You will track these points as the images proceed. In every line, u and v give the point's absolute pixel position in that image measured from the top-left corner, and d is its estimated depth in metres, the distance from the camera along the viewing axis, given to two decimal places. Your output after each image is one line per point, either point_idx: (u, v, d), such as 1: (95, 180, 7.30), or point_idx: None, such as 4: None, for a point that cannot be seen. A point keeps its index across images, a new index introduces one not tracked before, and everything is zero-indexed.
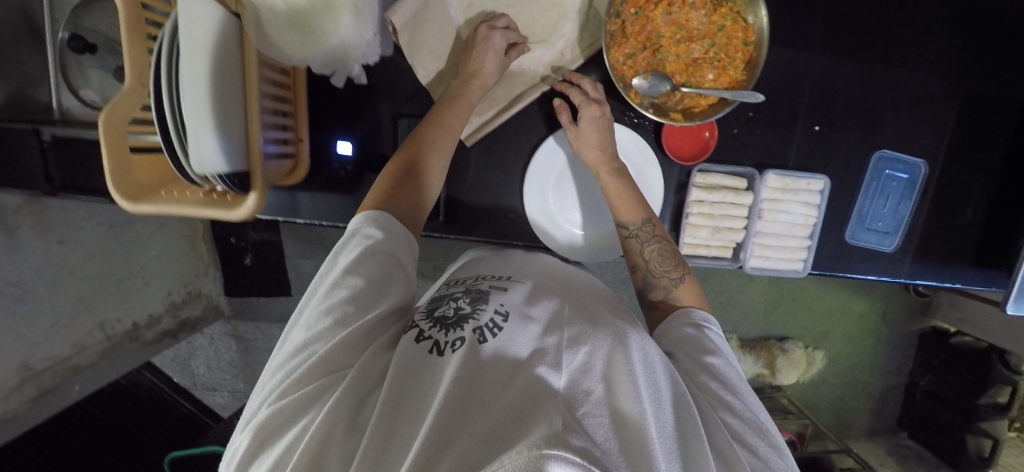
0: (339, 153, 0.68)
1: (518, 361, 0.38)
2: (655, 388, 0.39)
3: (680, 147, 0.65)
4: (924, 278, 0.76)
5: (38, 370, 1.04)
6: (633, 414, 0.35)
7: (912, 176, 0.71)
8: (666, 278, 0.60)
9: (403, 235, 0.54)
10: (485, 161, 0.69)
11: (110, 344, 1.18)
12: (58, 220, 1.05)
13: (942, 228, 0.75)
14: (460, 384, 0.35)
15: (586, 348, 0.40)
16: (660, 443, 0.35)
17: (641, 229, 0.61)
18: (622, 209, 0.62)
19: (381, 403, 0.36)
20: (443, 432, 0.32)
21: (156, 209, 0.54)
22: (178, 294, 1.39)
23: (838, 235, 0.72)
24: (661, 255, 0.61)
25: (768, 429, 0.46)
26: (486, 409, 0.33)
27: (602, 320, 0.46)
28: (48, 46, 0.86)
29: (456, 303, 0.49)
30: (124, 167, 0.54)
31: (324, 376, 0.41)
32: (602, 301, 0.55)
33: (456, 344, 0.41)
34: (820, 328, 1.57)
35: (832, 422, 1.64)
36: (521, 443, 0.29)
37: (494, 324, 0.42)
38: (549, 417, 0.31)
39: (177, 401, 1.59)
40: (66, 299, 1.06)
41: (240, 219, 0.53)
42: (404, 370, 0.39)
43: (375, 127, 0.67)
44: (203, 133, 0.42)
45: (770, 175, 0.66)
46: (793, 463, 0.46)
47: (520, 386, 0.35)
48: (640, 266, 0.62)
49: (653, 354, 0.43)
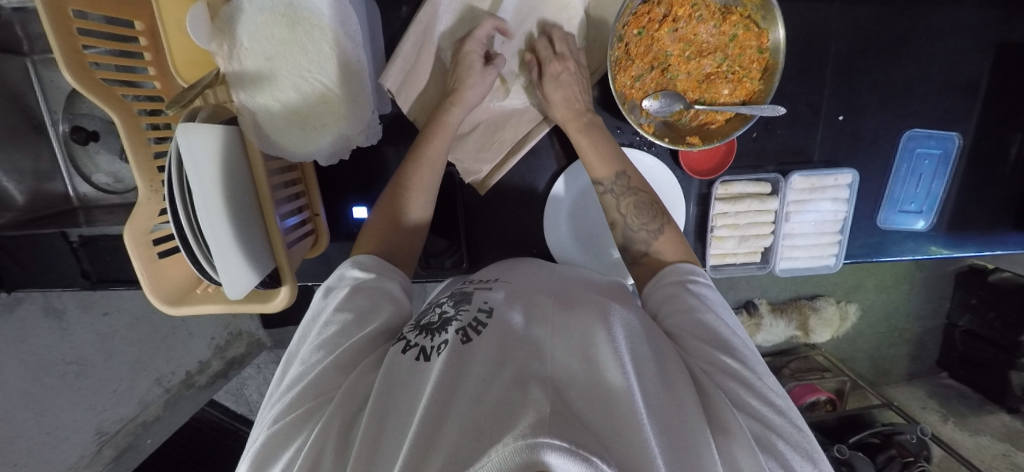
0: (356, 217, 0.69)
1: (503, 352, 0.39)
2: (643, 363, 0.40)
3: (697, 161, 0.63)
4: (961, 249, 0.72)
5: (113, 433, 1.11)
6: (620, 388, 0.36)
7: (945, 151, 0.65)
8: (644, 231, 0.57)
9: (391, 270, 0.54)
10: (499, 198, 0.70)
11: (172, 396, 1.22)
12: (99, 294, 1.10)
13: (979, 193, 0.70)
14: (444, 384, 0.36)
15: (569, 335, 0.41)
16: (650, 417, 0.35)
17: (615, 183, 0.59)
18: (596, 163, 0.59)
19: (370, 413, 0.37)
20: (430, 429, 0.32)
21: (196, 310, 0.56)
22: (221, 337, 1.36)
23: (871, 222, 0.68)
24: (639, 207, 0.58)
25: (766, 389, 0.44)
26: (472, 403, 0.34)
27: (584, 301, 0.46)
28: (53, 140, 0.89)
29: (441, 309, 0.49)
30: (157, 273, 0.57)
31: (312, 399, 0.43)
32: (591, 281, 0.54)
33: (442, 348, 0.42)
34: (851, 281, 1.55)
35: (868, 370, 1.65)
36: (508, 435, 0.29)
37: (478, 322, 0.44)
38: (533, 404, 0.32)
39: (238, 428, 1.66)
40: (121, 365, 1.13)
41: (277, 308, 0.54)
42: (391, 381, 0.40)
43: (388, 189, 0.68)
44: (220, 228, 0.42)
45: (794, 177, 0.63)
46: (797, 418, 0.44)
47: (506, 379, 0.36)
48: (618, 221, 0.59)
49: (639, 329, 0.44)
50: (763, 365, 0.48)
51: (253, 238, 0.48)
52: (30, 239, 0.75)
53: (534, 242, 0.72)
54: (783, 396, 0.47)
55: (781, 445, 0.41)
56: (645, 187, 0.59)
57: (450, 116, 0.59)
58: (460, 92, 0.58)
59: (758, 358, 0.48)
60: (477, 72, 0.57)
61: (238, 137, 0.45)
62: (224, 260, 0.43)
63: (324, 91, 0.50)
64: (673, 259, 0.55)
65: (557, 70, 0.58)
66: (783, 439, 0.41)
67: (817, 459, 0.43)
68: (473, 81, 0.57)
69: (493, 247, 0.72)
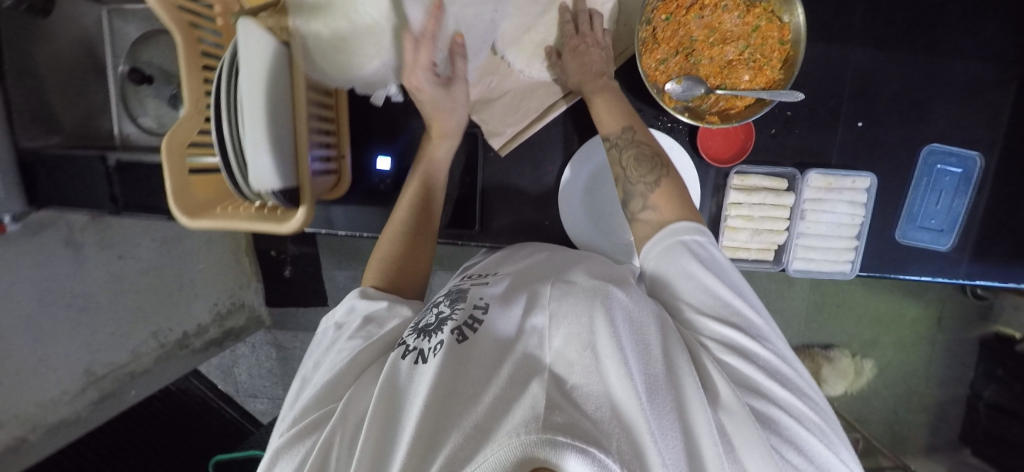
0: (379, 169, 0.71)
1: (502, 348, 0.44)
2: (641, 346, 0.42)
3: (715, 149, 0.63)
4: (985, 279, 0.70)
5: (100, 376, 1.12)
6: (622, 374, 0.37)
7: (966, 170, 0.66)
8: (642, 184, 0.57)
9: (395, 298, 0.64)
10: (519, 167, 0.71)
11: (163, 352, 1.27)
12: (117, 236, 1.14)
13: (1005, 222, 0.68)
14: (443, 383, 0.41)
15: (569, 320, 0.44)
16: (649, 396, 0.38)
17: (621, 137, 0.59)
18: (606, 118, 0.60)
19: (372, 421, 0.43)
20: (430, 428, 0.37)
21: (212, 224, 0.58)
22: (223, 305, 1.45)
23: (887, 236, 0.68)
24: (639, 160, 0.58)
25: (763, 355, 0.47)
26: (472, 404, 0.38)
27: (586, 285, 0.48)
28: (109, 81, 0.96)
29: (438, 309, 0.55)
30: (184, 187, 0.59)
31: (323, 407, 0.50)
32: (596, 262, 0.58)
33: (437, 348, 0.46)
34: (867, 335, 1.45)
35: (883, 436, 1.53)
36: (502, 433, 0.32)
37: (473, 319, 0.49)
38: (528, 398, 0.35)
39: (220, 406, 1.62)
40: (124, 310, 1.14)
41: (289, 232, 0.55)
42: (393, 384, 0.47)
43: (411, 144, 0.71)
44: (258, 125, 0.45)
45: (810, 175, 0.63)
46: (791, 381, 0.48)
47: (503, 375, 0.40)
48: (618, 175, 0.59)
49: (640, 315, 0.46)
50: (772, 331, 0.51)
51: (285, 160, 0.50)
52: (71, 158, 0.81)
53: (547, 216, 0.72)
54: (790, 364, 0.49)
55: (772, 409, 0.44)
56: (648, 141, 0.59)
57: (437, 151, 0.67)
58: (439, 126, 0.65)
59: (767, 326, 0.50)
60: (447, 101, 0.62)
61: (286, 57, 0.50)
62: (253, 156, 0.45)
63: (369, 23, 0.50)
64: (670, 216, 0.54)
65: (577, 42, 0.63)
66: (775, 404, 0.44)
67: (810, 422, 0.46)
68: (447, 111, 0.63)
69: (506, 217, 0.72)
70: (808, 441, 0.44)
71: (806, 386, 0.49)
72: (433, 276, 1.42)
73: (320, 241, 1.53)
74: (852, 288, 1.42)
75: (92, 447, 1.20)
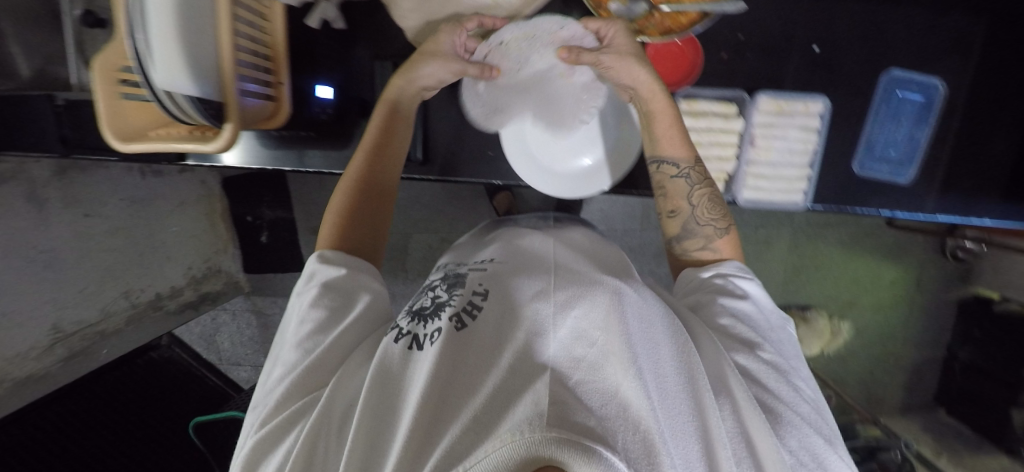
0: (320, 97, 0.71)
1: (500, 340, 0.44)
2: (651, 343, 0.41)
3: (664, 72, 0.67)
4: (948, 215, 0.70)
5: (68, 333, 1.07)
6: (630, 381, 0.35)
7: (927, 98, 0.66)
8: (711, 226, 0.65)
9: (362, 264, 0.64)
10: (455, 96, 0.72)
11: (135, 312, 1.22)
12: (83, 193, 1.09)
13: (969, 157, 0.69)
14: (440, 380, 0.41)
15: (577, 310, 0.43)
16: (657, 398, 0.36)
17: (690, 169, 0.64)
18: (674, 148, 0.63)
19: (363, 407, 0.43)
20: (422, 432, 0.37)
21: (140, 145, 0.58)
22: (198, 269, 1.43)
23: (847, 168, 0.67)
24: (711, 201, 0.65)
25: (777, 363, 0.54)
26: (472, 398, 0.38)
27: (592, 280, 0.47)
28: (65, 25, 0.91)
29: (434, 294, 0.58)
30: (116, 110, 0.61)
31: (303, 397, 0.49)
32: (602, 263, 0.58)
33: (434, 336, 0.47)
34: (846, 296, 1.44)
35: (862, 397, 1.52)
36: (503, 430, 0.31)
37: (473, 305, 0.51)
38: (532, 393, 0.34)
39: (204, 375, 1.57)
40: (93, 269, 1.10)
41: (211, 150, 0.55)
42: (384, 369, 0.46)
43: (353, 75, 0.72)
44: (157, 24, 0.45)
45: (762, 97, 0.65)
46: (800, 389, 0.54)
47: (503, 365, 0.40)
48: (685, 209, 0.65)
49: (649, 311, 0.45)
50: (792, 350, 0.58)
51: (201, 71, 0.50)
52: (16, 97, 0.79)
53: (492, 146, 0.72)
54: (804, 382, 0.55)
55: (778, 408, 0.49)
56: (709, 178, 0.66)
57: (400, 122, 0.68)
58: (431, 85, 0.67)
59: (785, 344, 0.58)
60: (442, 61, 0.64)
61: None
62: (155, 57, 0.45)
63: None
64: (728, 255, 0.66)
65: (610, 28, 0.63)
66: (781, 405, 0.50)
67: (816, 426, 0.51)
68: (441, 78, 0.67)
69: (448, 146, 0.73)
70: (806, 434, 0.49)
71: (812, 399, 0.54)
72: (407, 238, 1.40)
73: (295, 205, 1.51)
74: (830, 249, 1.41)
75: (70, 410, 1.16)
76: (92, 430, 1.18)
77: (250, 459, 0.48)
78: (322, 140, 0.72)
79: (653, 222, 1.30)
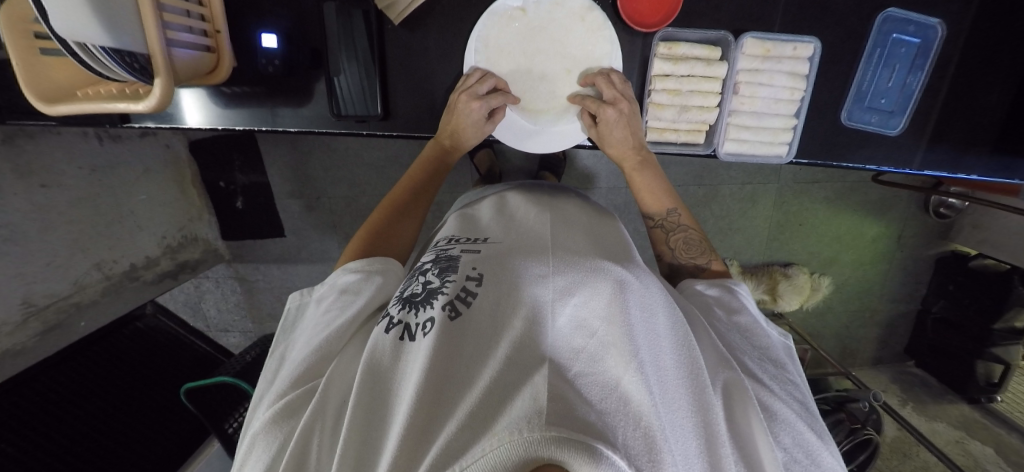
0: (264, 47, 0.66)
1: (496, 326, 0.41)
2: (651, 336, 0.40)
3: (642, 13, 0.61)
4: (934, 170, 0.68)
5: (41, 307, 1.00)
6: (633, 380, 0.34)
7: (924, 40, 0.63)
8: (692, 263, 0.63)
9: (382, 261, 0.60)
10: (416, 42, 0.67)
11: (110, 284, 1.17)
12: (38, 161, 1.00)
13: (960, 106, 0.66)
14: (435, 370, 0.38)
15: (577, 298, 0.41)
16: (659, 398, 0.36)
17: (666, 219, 0.65)
18: (646, 199, 0.66)
19: (354, 405, 0.39)
20: (419, 428, 0.34)
21: (68, 109, 0.53)
22: (174, 238, 1.37)
23: (833, 118, 0.66)
24: (687, 243, 0.64)
25: (778, 361, 0.53)
26: (467, 391, 0.36)
27: (592, 264, 0.45)
28: None
29: (425, 279, 0.51)
30: (35, 69, 0.55)
31: (297, 393, 0.46)
32: (601, 243, 0.55)
33: (427, 326, 0.43)
34: (827, 253, 1.45)
35: (835, 349, 1.58)
36: (499, 428, 0.29)
37: (467, 292, 0.46)
38: (530, 387, 0.32)
39: (192, 341, 1.58)
40: (61, 241, 1.03)
41: (145, 110, 0.50)
42: (377, 364, 0.43)
43: (301, 18, 0.66)
44: None
45: (748, 39, 0.62)
46: (798, 381, 0.53)
47: (501, 355, 0.37)
48: (665, 252, 0.65)
49: (652, 299, 0.43)
50: (790, 361, 0.56)
51: (116, 16, 0.45)
52: None
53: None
54: (802, 386, 0.53)
55: (779, 405, 0.47)
56: (693, 225, 0.65)
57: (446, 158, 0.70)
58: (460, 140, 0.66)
59: (783, 354, 0.55)
60: (474, 131, 0.64)
61: None
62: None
63: None
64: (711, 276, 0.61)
65: (609, 113, 0.61)
66: (788, 407, 0.48)
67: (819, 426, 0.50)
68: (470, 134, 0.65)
69: (410, 100, 0.70)
70: (807, 435, 0.48)
71: (809, 397, 0.53)
72: None
73: (268, 166, 1.45)
74: (816, 207, 1.40)
75: (60, 384, 1.13)
76: (91, 397, 1.18)
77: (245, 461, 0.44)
78: (278, 96, 0.69)
79: None
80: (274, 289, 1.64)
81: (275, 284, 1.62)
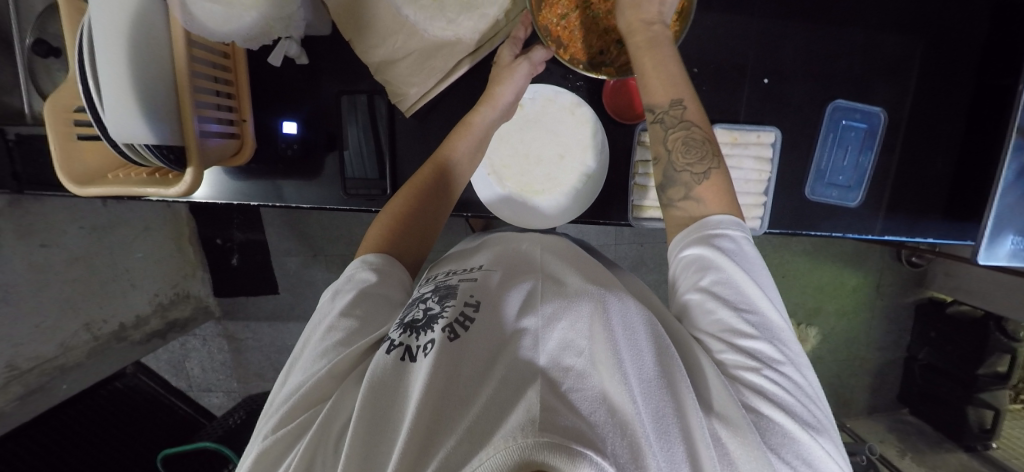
0: (284, 133, 0.73)
1: (494, 351, 0.42)
2: (636, 351, 0.41)
3: (623, 107, 0.73)
4: (894, 235, 0.75)
5: (24, 370, 0.98)
6: (620, 393, 0.35)
7: (869, 126, 0.71)
8: (688, 172, 0.58)
9: (395, 271, 0.61)
10: (422, 128, 0.75)
11: (98, 345, 1.14)
12: (42, 224, 1.02)
13: (911, 180, 0.74)
14: (435, 388, 0.38)
15: (564, 322, 0.43)
16: (646, 410, 0.36)
17: (668, 112, 0.59)
18: (653, 85, 0.60)
19: (356, 425, 0.39)
20: (422, 438, 0.35)
21: (102, 191, 0.57)
22: (166, 295, 1.35)
23: (798, 193, 0.73)
24: (689, 145, 0.59)
25: (775, 340, 0.48)
26: (467, 408, 0.37)
27: (583, 293, 0.48)
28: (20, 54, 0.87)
29: (426, 306, 0.52)
30: (71, 153, 0.60)
31: (306, 411, 0.46)
32: (591, 272, 0.58)
33: (427, 347, 0.44)
34: (812, 303, 1.50)
35: (829, 399, 1.59)
36: (496, 439, 0.31)
37: (465, 317, 0.47)
38: (524, 401, 0.34)
39: (174, 403, 1.52)
40: (53, 301, 1.03)
41: (177, 195, 0.55)
42: (380, 382, 0.42)
43: (317, 109, 0.73)
44: (121, 82, 0.46)
45: (717, 129, 0.70)
46: (797, 366, 0.48)
47: (497, 376, 0.39)
48: (663, 156, 0.60)
49: (635, 319, 0.46)
50: (785, 328, 0.50)
51: (166, 121, 0.51)
52: None
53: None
54: (799, 368, 0.48)
55: (761, 404, 0.44)
56: (699, 122, 0.59)
57: (478, 117, 0.68)
58: (492, 90, 0.67)
59: (777, 321, 0.49)
60: (509, 70, 0.67)
61: (162, 21, 0.50)
62: (121, 126, 0.47)
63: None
64: (715, 209, 0.56)
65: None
66: (772, 404, 0.44)
67: (821, 429, 0.46)
68: (503, 82, 0.66)
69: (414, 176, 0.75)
70: (815, 450, 0.44)
71: (823, 401, 0.49)
72: None
73: (268, 225, 1.47)
74: (796, 259, 1.46)
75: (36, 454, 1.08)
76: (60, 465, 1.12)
77: (252, 468, 0.44)
78: (291, 171, 0.74)
79: (625, 236, 1.33)
80: (264, 347, 1.61)
81: (266, 342, 1.59)
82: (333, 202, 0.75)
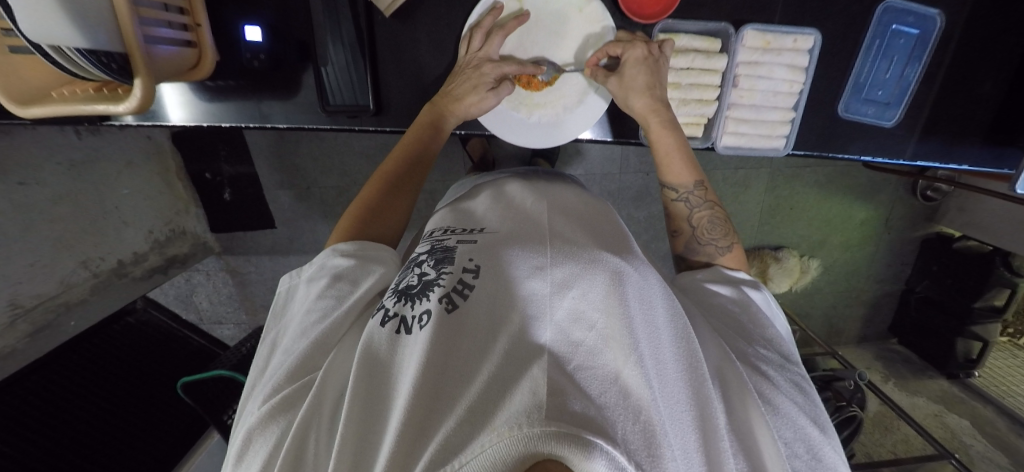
0: (248, 40, 0.64)
1: (495, 321, 0.38)
2: (651, 328, 0.38)
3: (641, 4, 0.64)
4: (928, 161, 0.70)
5: (29, 308, 0.95)
6: (635, 378, 0.32)
7: (923, 31, 0.64)
8: (712, 246, 0.62)
9: (378, 246, 0.57)
10: (405, 36, 0.67)
11: (99, 281, 1.11)
12: (16, 159, 0.93)
13: (955, 97, 0.67)
14: (432, 365, 0.35)
15: (576, 291, 0.38)
16: (661, 397, 0.34)
17: (692, 193, 0.63)
18: (672, 174, 0.63)
19: (352, 398, 0.37)
20: (418, 424, 0.32)
21: (44, 112, 0.52)
22: (161, 231, 1.31)
23: (832, 110, 0.68)
24: (711, 223, 0.63)
25: (779, 341, 0.54)
26: (466, 387, 0.33)
27: (588, 253, 0.43)
28: None
29: (421, 271, 0.48)
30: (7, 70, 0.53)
31: (292, 386, 0.44)
32: (602, 228, 0.52)
33: (423, 319, 0.41)
34: (818, 236, 1.47)
35: (821, 329, 1.63)
36: (498, 423, 0.28)
37: (463, 285, 0.43)
38: (528, 380, 0.30)
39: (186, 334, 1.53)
40: (44, 240, 0.97)
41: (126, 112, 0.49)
42: (372, 360, 0.40)
43: (286, 12, 0.64)
44: None
45: (748, 31, 0.64)
46: (803, 374, 0.53)
47: (500, 351, 0.35)
48: (685, 231, 0.64)
49: (650, 290, 0.42)
50: (794, 353, 0.55)
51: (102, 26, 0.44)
52: None
53: None
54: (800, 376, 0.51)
55: (776, 397, 0.46)
56: (715, 201, 0.64)
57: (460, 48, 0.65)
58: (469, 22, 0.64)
59: (785, 342, 0.54)
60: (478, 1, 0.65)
61: None
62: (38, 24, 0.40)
63: None
64: (733, 265, 0.62)
65: None
66: (782, 397, 0.47)
67: (823, 424, 0.48)
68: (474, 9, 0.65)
69: (403, 95, 0.69)
70: (817, 440, 0.46)
71: (814, 394, 0.51)
72: None
73: (256, 155, 1.39)
74: (807, 190, 1.40)
75: (54, 381, 1.06)
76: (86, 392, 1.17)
77: (244, 450, 0.42)
78: (263, 87, 0.67)
79: (631, 165, 1.27)
80: (268, 280, 1.62)
81: (269, 276, 1.59)
82: (314, 122, 0.68)
